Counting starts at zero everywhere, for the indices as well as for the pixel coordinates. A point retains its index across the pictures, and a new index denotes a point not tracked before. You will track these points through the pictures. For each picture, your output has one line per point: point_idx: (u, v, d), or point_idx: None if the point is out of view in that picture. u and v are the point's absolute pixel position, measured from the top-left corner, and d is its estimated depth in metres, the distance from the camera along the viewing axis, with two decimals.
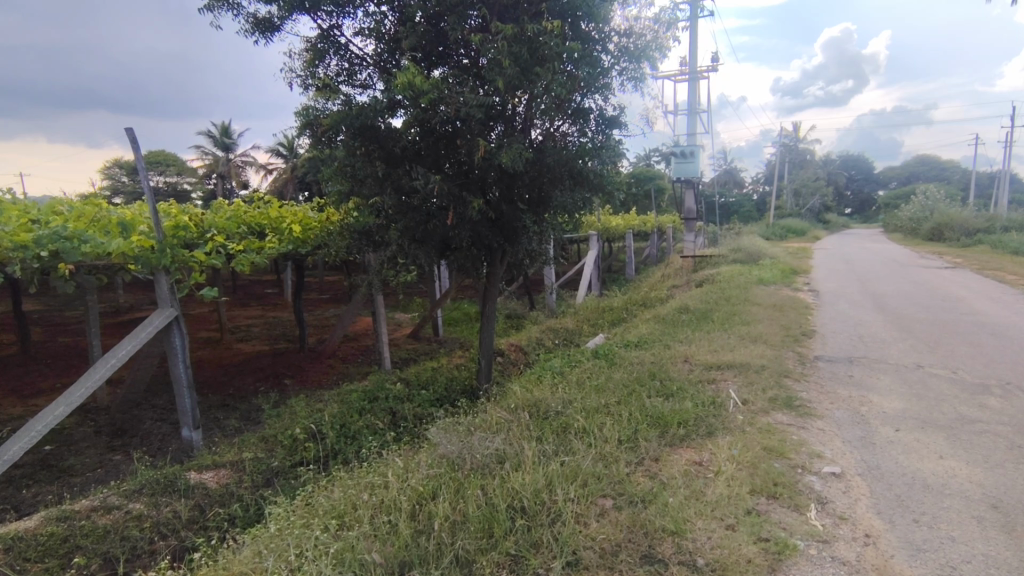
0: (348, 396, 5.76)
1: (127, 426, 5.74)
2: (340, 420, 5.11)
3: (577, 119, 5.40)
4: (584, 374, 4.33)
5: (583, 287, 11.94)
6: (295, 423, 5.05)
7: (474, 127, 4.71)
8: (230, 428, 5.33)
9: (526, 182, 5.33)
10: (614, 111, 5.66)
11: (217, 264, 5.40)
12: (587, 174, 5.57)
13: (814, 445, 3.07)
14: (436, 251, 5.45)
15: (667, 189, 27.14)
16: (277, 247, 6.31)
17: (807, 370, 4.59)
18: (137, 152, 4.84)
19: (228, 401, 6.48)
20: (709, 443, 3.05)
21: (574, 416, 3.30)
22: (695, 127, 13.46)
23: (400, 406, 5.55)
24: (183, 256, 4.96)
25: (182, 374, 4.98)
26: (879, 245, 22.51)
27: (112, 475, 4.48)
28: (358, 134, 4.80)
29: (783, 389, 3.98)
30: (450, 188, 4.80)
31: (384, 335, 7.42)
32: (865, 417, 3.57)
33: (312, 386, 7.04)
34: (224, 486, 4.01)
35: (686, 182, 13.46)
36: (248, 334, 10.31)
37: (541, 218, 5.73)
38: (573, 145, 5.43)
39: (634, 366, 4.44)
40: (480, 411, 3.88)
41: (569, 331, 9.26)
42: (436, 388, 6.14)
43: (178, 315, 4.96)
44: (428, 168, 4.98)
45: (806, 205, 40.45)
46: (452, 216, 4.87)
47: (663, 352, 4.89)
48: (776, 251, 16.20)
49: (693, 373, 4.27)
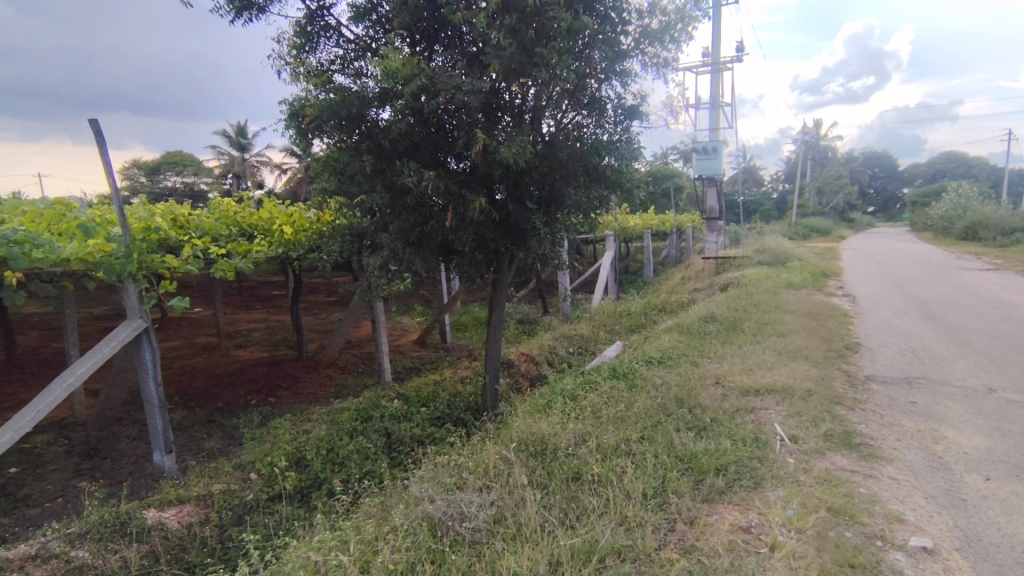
0: (339, 414, 5.24)
1: (101, 446, 5.28)
2: (326, 444, 4.61)
3: (594, 111, 4.84)
4: (599, 399, 3.75)
5: (599, 290, 11.33)
6: (277, 446, 4.55)
7: (472, 117, 4.16)
8: (208, 452, 4.84)
9: (535, 179, 4.74)
10: (634, 100, 5.07)
11: (194, 271, 4.89)
12: (606, 170, 4.98)
13: (889, 503, 2.47)
14: (435, 258, 4.87)
15: (687, 188, 26.39)
16: (264, 250, 5.80)
17: (860, 395, 3.95)
18: (102, 148, 4.33)
19: (214, 418, 6.02)
20: (756, 499, 2.46)
21: (588, 460, 2.73)
22: (718, 122, 12.76)
23: (396, 427, 5.04)
24: (153, 262, 4.43)
25: (152, 393, 4.49)
26: (910, 245, 21.53)
27: (69, 507, 4.01)
28: (344, 126, 4.26)
29: (837, 421, 3.36)
30: (447, 185, 4.22)
31: (385, 344, 6.89)
32: (944, 461, 2.94)
33: (307, 400, 6.57)
34: (186, 526, 3.52)
35: (708, 179, 12.77)
36: (248, 340, 9.88)
37: (553, 218, 5.12)
38: (588, 138, 4.86)
39: (657, 389, 3.85)
40: (478, 448, 3.33)
41: (583, 339, 8.67)
42: (438, 406, 5.62)
43: (148, 326, 4.46)
44: (424, 164, 4.41)
45: (830, 203, 39.30)
46: (450, 217, 4.27)
47: (691, 371, 4.28)
48: (802, 252, 15.45)
49: (727, 399, 3.66)
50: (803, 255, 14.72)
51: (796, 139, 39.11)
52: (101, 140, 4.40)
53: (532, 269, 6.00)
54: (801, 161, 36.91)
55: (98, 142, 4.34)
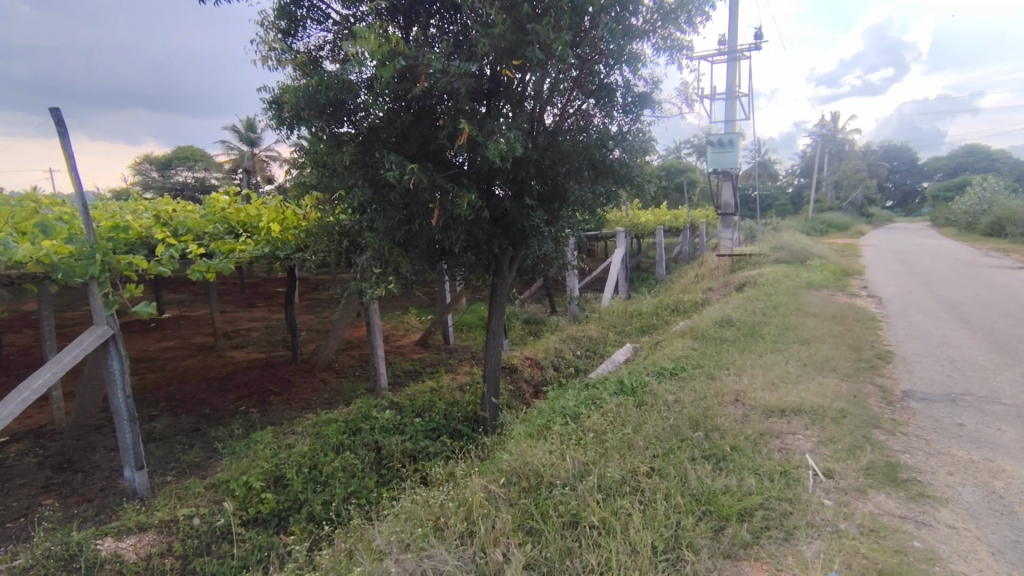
0: (326, 426, 4.86)
1: (76, 458, 4.97)
2: (308, 461, 4.25)
3: (602, 99, 4.48)
4: (603, 420, 3.35)
5: (609, 289, 10.89)
6: (255, 462, 4.21)
7: (461, 103, 3.78)
8: (185, 468, 4.51)
9: (534, 172, 4.33)
10: (646, 87, 4.66)
11: (169, 272, 4.55)
12: (612, 163, 4.62)
13: (950, 562, 2.05)
14: (426, 259, 4.49)
15: (701, 182, 25.80)
16: (250, 249, 5.45)
17: (898, 415, 3.52)
18: (63, 140, 3.97)
19: (199, 426, 5.71)
20: (787, 554, 2.06)
21: (587, 502, 2.34)
22: (735, 114, 12.21)
23: (387, 441, 4.70)
24: (120, 264, 4.08)
25: (121, 405, 4.16)
26: (933, 241, 20.79)
27: (25, 531, 3.69)
28: (326, 114, 3.87)
29: (876, 449, 2.94)
30: (435, 180, 3.84)
31: (381, 348, 6.53)
32: (1008, 502, 2.52)
33: (298, 406, 6.26)
34: (144, 558, 3.19)
35: (723, 173, 12.25)
36: (246, 340, 9.60)
37: (555, 216, 4.69)
38: (594, 128, 4.49)
39: (671, 408, 3.45)
40: (466, 479, 2.95)
41: (591, 341, 8.24)
42: (433, 416, 5.27)
43: (116, 334, 4.11)
44: (411, 156, 4.03)
45: (848, 198, 38.39)
46: (436, 215, 3.88)
47: (707, 385, 3.88)
48: (822, 249, 14.88)
49: (748, 421, 3.25)
50: (822, 252, 14.16)
51: (813, 131, 38.21)
52: (64, 130, 4.04)
53: (534, 269, 5.61)
54: (818, 154, 36.03)
55: (59, 133, 3.98)
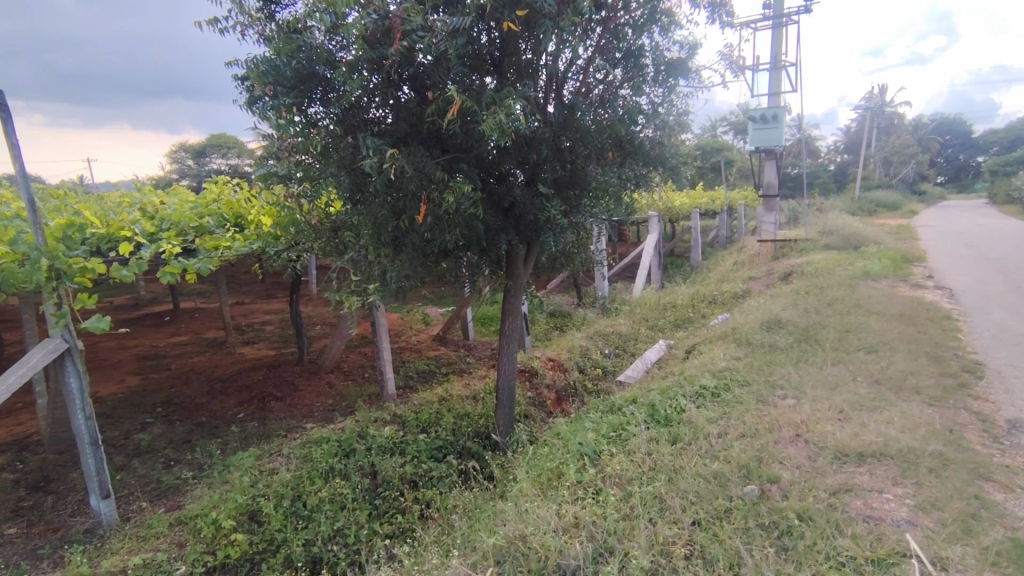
0: (316, 446, 4.30)
1: (53, 476, 4.58)
2: (290, 491, 3.71)
3: (629, 67, 3.78)
4: (630, 465, 2.69)
5: (641, 279, 10.09)
6: (230, 491, 3.71)
7: (452, 71, 3.12)
8: (161, 495, 4.05)
9: (547, 155, 3.65)
10: (683, 51, 3.91)
11: (133, 276, 3.95)
12: (641, 142, 3.92)
13: None
14: (421, 260, 3.86)
15: (739, 161, 24.43)
16: (238, 247, 4.90)
17: (1011, 457, 2.77)
18: (7, 126, 3.43)
19: (191, 437, 5.29)
20: None
21: None
22: (780, 86, 11.16)
23: (384, 462, 4.16)
24: (74, 269, 3.58)
25: (81, 427, 3.68)
26: (994, 220, 19.19)
27: None
28: (295, 90, 3.26)
29: (997, 517, 2.21)
30: (422, 167, 3.19)
31: (387, 350, 5.94)
32: None
33: (299, 414, 5.77)
34: None
35: (766, 151, 11.25)
36: (258, 335, 9.21)
37: (574, 206, 4.00)
38: (620, 100, 3.76)
39: (714, 449, 2.77)
40: (454, 554, 2.33)
41: (620, 339, 7.51)
42: (440, 431, 4.71)
43: (72, 348, 3.63)
44: (398, 138, 3.38)
45: (898, 175, 36.15)
46: (423, 210, 3.25)
47: (759, 413, 3.18)
48: (874, 232, 13.71)
49: (815, 469, 2.55)
50: (875, 234, 13.02)
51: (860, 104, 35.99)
52: (8, 115, 3.50)
53: (554, 264, 4.94)
54: (866, 128, 33.87)
55: (1, 119, 3.44)
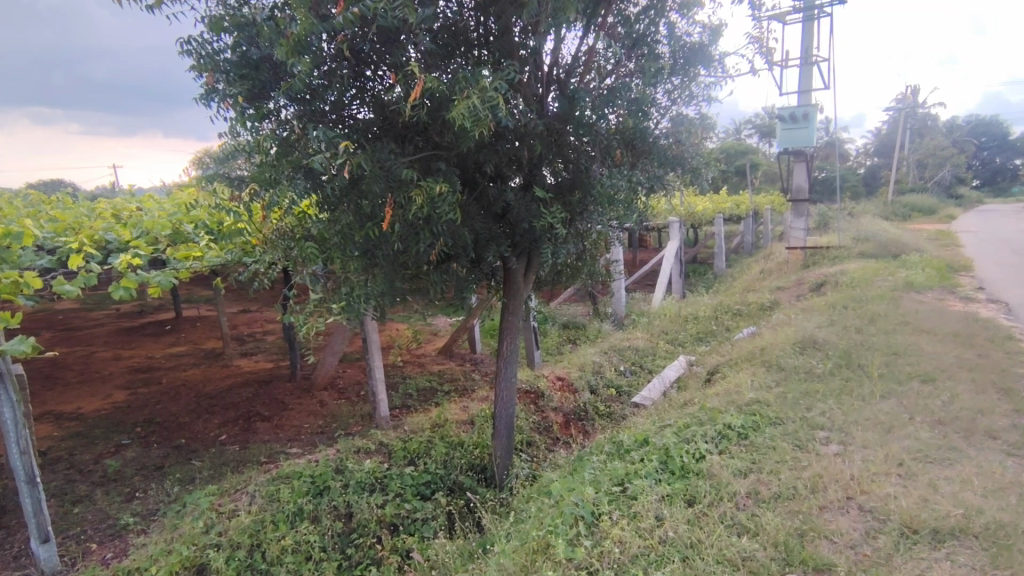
0: (286, 483, 3.82)
1: (8, 506, 4.19)
2: (248, 539, 3.24)
3: (639, 52, 3.26)
4: (636, 537, 2.14)
5: (661, 288, 9.47)
6: (180, 539, 3.25)
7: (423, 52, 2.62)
8: (111, 535, 3.63)
9: (542, 152, 3.14)
10: (704, 33, 3.36)
11: (78, 291, 3.54)
12: (654, 139, 3.38)
13: None
14: (399, 274, 3.37)
15: (765, 164, 23.56)
16: (209, 258, 4.45)
17: None
18: None
19: (164, 462, 4.87)
20: None
21: None
22: (810, 83, 10.45)
23: (362, 501, 3.66)
24: (6, 283, 3.17)
25: (16, 462, 3.25)
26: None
27: None
28: (246, 78, 2.79)
29: None
30: (386, 166, 2.72)
31: (379, 369, 5.44)
32: None
33: (284, 437, 5.31)
34: None
35: (795, 152, 10.55)
36: (257, 346, 8.82)
37: (577, 212, 3.48)
38: (629, 89, 3.23)
39: (741, 518, 2.22)
40: None
41: (637, 355, 6.93)
42: (429, 463, 4.20)
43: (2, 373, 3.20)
44: (366, 132, 2.90)
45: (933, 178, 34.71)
46: (389, 216, 2.77)
47: (798, 466, 2.60)
48: (913, 238, 12.83)
49: (876, 552, 1.99)
50: (913, 241, 12.16)
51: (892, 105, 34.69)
52: None
53: (558, 277, 4.41)
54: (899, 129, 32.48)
55: None
